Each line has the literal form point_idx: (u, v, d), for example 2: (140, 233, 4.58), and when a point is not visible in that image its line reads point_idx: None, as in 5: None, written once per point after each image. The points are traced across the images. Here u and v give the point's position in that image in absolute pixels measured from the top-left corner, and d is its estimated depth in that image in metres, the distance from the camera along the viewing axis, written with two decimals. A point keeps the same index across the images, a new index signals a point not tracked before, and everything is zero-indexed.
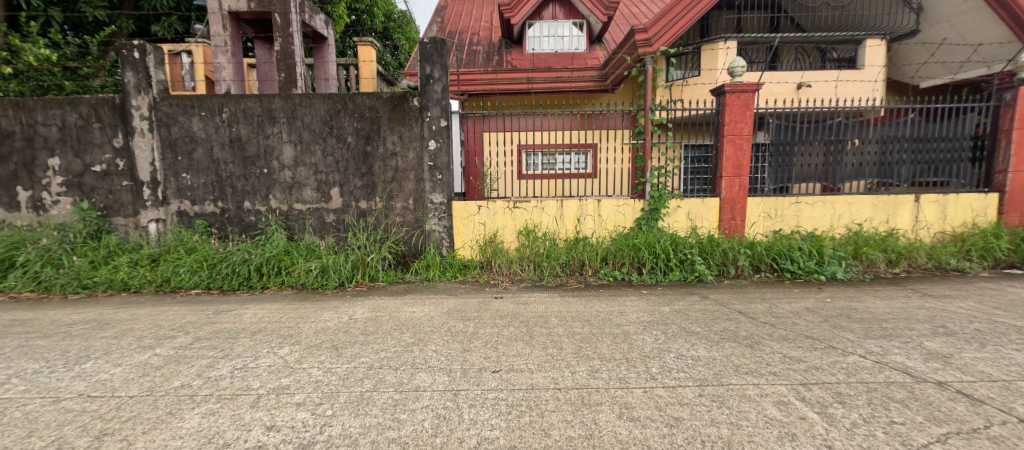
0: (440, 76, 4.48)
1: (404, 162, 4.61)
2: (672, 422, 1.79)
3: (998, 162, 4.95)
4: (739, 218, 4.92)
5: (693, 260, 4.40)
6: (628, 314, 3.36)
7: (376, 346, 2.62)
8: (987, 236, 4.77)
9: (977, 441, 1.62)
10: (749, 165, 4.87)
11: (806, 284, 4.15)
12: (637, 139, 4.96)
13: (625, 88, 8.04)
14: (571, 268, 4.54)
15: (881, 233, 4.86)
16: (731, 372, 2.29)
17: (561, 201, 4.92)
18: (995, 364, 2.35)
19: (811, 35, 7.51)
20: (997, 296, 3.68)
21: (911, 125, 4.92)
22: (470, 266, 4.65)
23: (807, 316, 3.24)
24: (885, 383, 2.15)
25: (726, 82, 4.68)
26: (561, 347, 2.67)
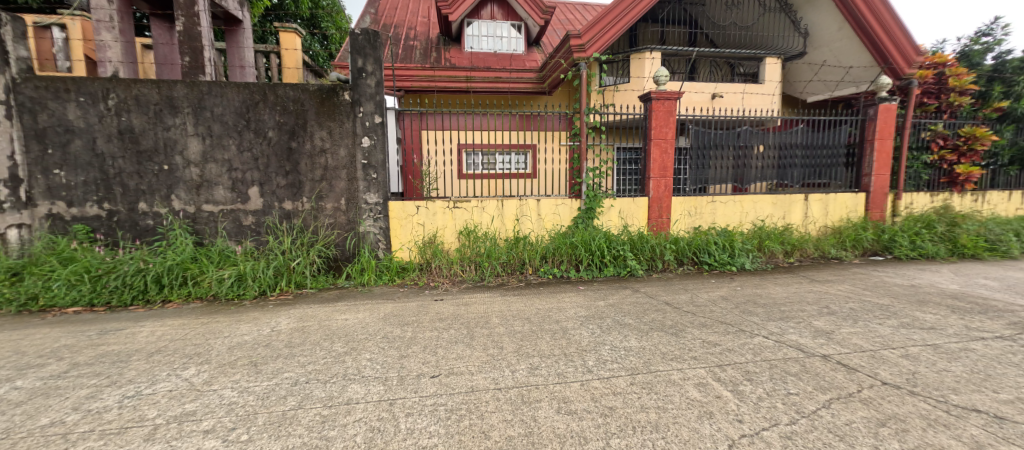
0: (374, 70, 4.28)
1: (335, 159, 4.33)
2: (606, 412, 1.86)
3: (865, 166, 5.82)
4: (665, 215, 5.28)
5: (626, 256, 4.63)
6: (566, 310, 3.44)
7: (303, 358, 2.41)
8: (858, 228, 5.57)
9: (854, 405, 1.90)
10: (673, 167, 5.24)
11: (721, 275, 4.56)
12: (574, 141, 5.14)
13: (563, 91, 8.25)
14: (510, 267, 4.56)
15: (780, 228, 5.48)
16: (659, 360, 2.43)
17: (501, 200, 4.93)
18: (866, 337, 2.75)
19: (723, 51, 8.28)
20: (867, 279, 4.33)
21: (801, 134, 5.63)
22: (408, 268, 4.48)
23: (722, 303, 3.55)
24: (784, 359, 2.42)
25: (652, 90, 4.99)
26: (502, 347, 2.66)
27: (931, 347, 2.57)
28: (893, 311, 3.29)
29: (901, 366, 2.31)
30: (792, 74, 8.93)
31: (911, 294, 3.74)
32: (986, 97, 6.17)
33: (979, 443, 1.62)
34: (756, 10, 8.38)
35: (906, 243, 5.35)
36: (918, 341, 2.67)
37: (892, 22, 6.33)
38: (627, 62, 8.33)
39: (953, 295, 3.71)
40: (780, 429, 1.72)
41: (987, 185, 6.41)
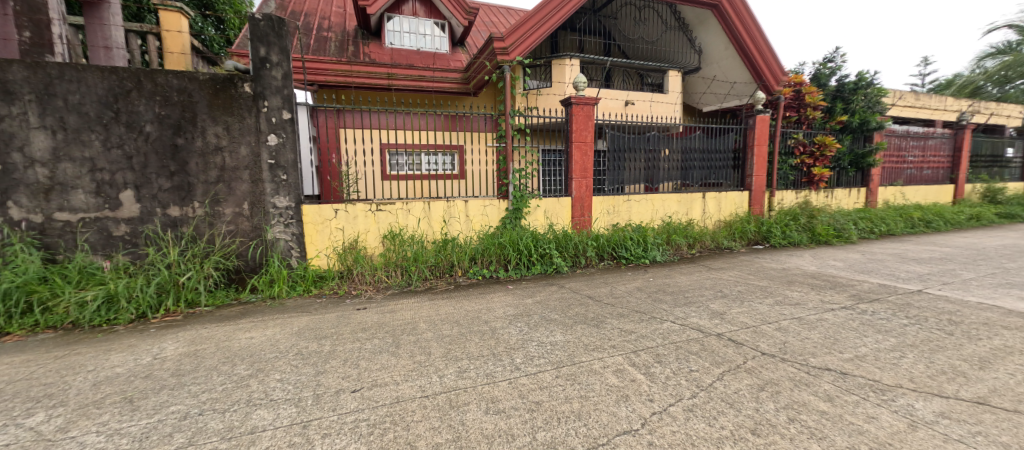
0: (280, 60, 3.91)
1: (233, 158, 3.87)
2: (533, 407, 1.91)
3: (748, 168, 6.70)
4: (587, 214, 5.57)
5: (552, 254, 4.78)
6: (495, 310, 3.46)
7: (196, 387, 2.12)
8: (744, 221, 6.40)
9: (742, 375, 2.22)
10: (592, 168, 5.54)
11: (636, 268, 4.94)
12: (500, 142, 5.18)
13: (488, 93, 8.28)
14: (438, 270, 4.46)
15: (684, 223, 6.06)
16: (581, 351, 2.55)
17: (427, 202, 4.80)
18: (752, 315, 3.16)
19: (633, 62, 8.98)
20: (753, 265, 4.99)
21: (698, 140, 6.33)
22: (326, 277, 4.17)
23: (637, 294, 3.85)
24: (687, 340, 2.69)
25: (572, 95, 5.22)
26: (429, 352, 2.59)
27: (796, 320, 3.05)
28: (770, 291, 3.83)
29: (775, 337, 2.71)
30: (690, 87, 9.80)
31: (784, 276, 4.38)
32: (832, 112, 7.45)
33: (831, 397, 1.99)
34: (659, 27, 8.95)
35: (780, 233, 6.24)
36: (790, 316, 3.14)
37: (765, 46, 7.10)
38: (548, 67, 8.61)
39: (814, 275, 4.42)
40: (684, 404, 1.94)
41: (834, 183, 7.80)
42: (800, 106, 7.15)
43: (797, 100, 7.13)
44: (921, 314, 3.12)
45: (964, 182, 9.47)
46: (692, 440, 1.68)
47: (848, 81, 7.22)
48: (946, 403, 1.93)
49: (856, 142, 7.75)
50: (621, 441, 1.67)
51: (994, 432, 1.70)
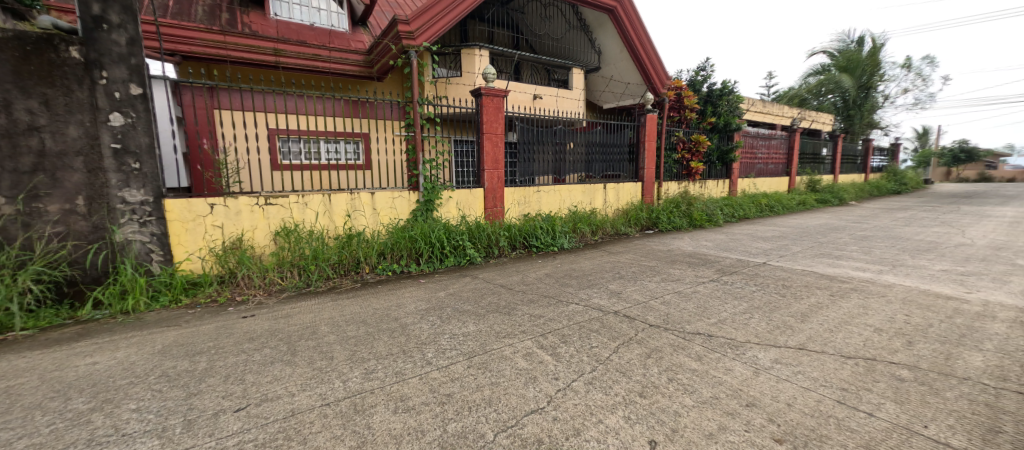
0: (122, 22, 3.27)
1: (60, 141, 3.12)
2: (444, 399, 1.90)
3: (641, 161, 7.39)
4: (499, 205, 5.65)
5: (465, 245, 4.76)
6: (406, 305, 3.34)
7: (14, 434, 1.69)
8: (639, 209, 7.07)
9: (633, 346, 2.47)
10: (503, 160, 5.62)
11: (546, 255, 5.16)
12: (409, 131, 4.95)
13: (393, 79, 7.86)
14: (342, 268, 4.14)
15: (588, 211, 6.49)
16: (493, 339, 2.59)
17: (328, 195, 4.44)
18: (644, 292, 3.53)
19: (541, 57, 9.24)
20: (644, 248, 5.55)
21: (598, 134, 6.82)
22: (202, 283, 3.61)
23: (546, 279, 4.03)
24: (589, 320, 2.90)
25: (482, 86, 5.20)
26: (332, 357, 2.40)
27: (677, 293, 3.48)
28: (657, 270, 4.31)
29: (660, 310, 3.07)
30: (592, 85, 10.44)
31: (668, 256, 4.97)
32: (705, 113, 8.56)
33: (702, 357, 2.31)
34: (563, 25, 9.36)
35: (666, 219, 7.03)
36: (673, 290, 3.57)
37: (653, 52, 7.88)
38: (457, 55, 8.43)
39: (693, 254, 5.09)
40: (585, 378, 2.09)
41: (707, 175, 9.01)
42: (681, 108, 8.06)
43: (678, 102, 8.03)
44: (766, 281, 3.80)
45: (796, 175, 11.70)
46: (592, 410, 1.82)
47: (717, 88, 8.34)
48: (780, 351, 2.37)
49: (722, 140, 9.04)
50: (528, 420, 1.75)
51: (813, 370, 2.15)
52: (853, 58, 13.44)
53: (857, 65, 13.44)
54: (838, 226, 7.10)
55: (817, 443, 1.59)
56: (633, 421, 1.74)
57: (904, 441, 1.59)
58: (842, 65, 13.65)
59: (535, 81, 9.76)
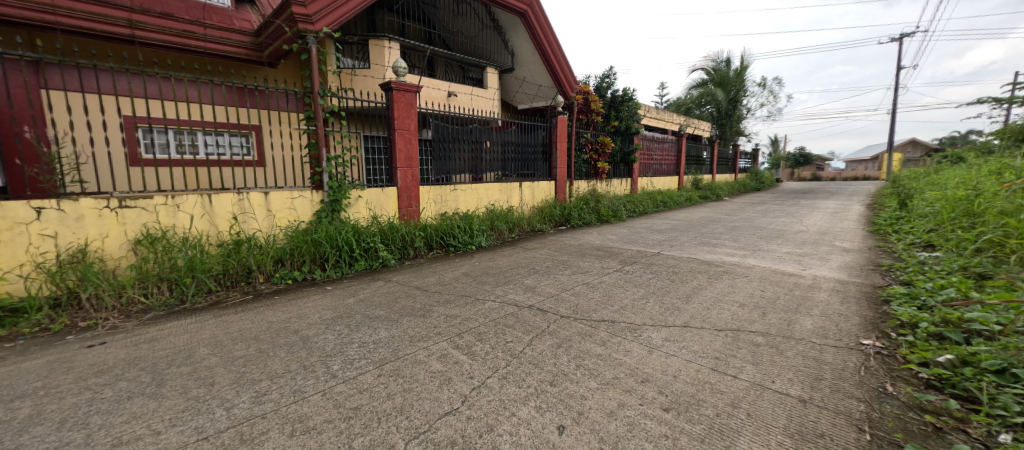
0: None
1: None
2: (349, 414, 1.78)
3: (554, 161, 7.73)
4: (414, 204, 5.45)
5: (377, 248, 4.46)
6: (308, 316, 3.05)
7: None
8: (553, 207, 7.33)
9: (545, 338, 2.57)
10: (417, 157, 5.43)
11: (463, 254, 5.08)
12: (309, 125, 4.53)
13: (289, 66, 7.10)
14: (228, 279, 3.64)
15: (505, 209, 6.57)
16: (406, 344, 2.49)
17: (207, 195, 3.90)
18: (556, 286, 3.69)
19: (454, 54, 9.08)
20: (557, 243, 5.80)
21: (514, 134, 6.95)
22: (27, 309, 2.91)
23: (463, 279, 3.99)
24: (505, 316, 2.95)
25: (392, 79, 4.96)
26: (214, 382, 2.10)
27: (585, 285, 3.70)
28: (568, 264, 4.54)
29: (571, 302, 3.24)
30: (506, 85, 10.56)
31: (578, 250, 5.26)
32: (609, 117, 9.25)
33: (605, 342, 2.49)
34: (476, 25, 9.29)
35: (577, 215, 7.39)
36: (583, 282, 3.79)
37: (563, 58, 8.20)
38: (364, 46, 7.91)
39: (600, 247, 5.46)
40: (498, 374, 2.12)
41: (612, 174, 9.74)
42: (588, 112, 8.60)
43: (586, 106, 8.57)
44: (660, 269, 4.23)
45: (683, 174, 13.24)
46: (504, 404, 1.85)
47: (619, 95, 9.10)
48: (670, 330, 2.66)
49: (624, 142, 9.86)
50: (441, 423, 1.72)
51: (694, 344, 2.45)
52: (725, 77, 15.51)
53: (729, 82, 15.60)
54: (716, 218, 8.18)
55: (696, 407, 1.82)
56: (543, 409, 1.81)
57: (759, 397, 1.89)
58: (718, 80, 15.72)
59: (448, 78, 9.59)
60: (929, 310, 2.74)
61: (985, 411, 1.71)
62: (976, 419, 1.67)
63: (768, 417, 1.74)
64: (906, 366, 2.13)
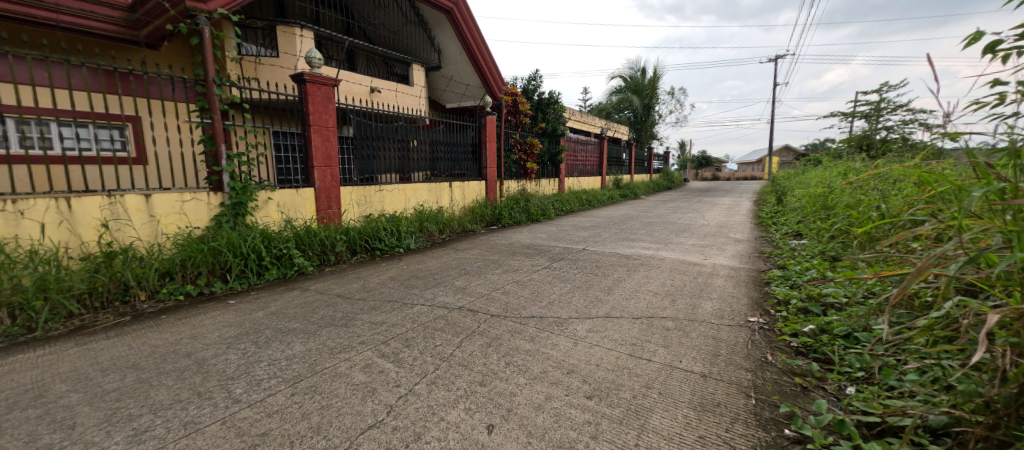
0: None
1: None
2: (256, 441, 1.60)
3: (484, 161, 7.71)
4: (335, 206, 5.05)
5: (292, 254, 4.06)
6: (206, 335, 2.67)
7: None
8: (485, 207, 7.27)
9: (475, 338, 2.55)
10: (337, 156, 5.06)
11: (391, 258, 4.81)
12: (205, 117, 3.98)
13: (176, 50, 6.16)
14: (96, 299, 3.06)
15: (435, 210, 6.39)
16: (324, 357, 2.30)
17: (66, 200, 3.26)
18: (487, 285, 3.67)
19: (376, 48, 8.57)
20: (487, 242, 5.78)
21: (442, 133, 6.79)
22: None
23: (390, 283, 3.79)
24: (434, 319, 2.86)
25: (305, 71, 4.56)
26: (77, 424, 1.74)
27: (515, 283, 3.73)
28: (499, 263, 4.55)
29: (500, 300, 3.24)
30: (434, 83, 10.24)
31: (508, 249, 5.30)
32: (536, 119, 9.48)
33: (534, 338, 2.54)
34: (399, 18, 8.85)
35: (508, 215, 7.43)
36: (513, 280, 3.82)
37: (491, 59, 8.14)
38: (270, 32, 7.12)
39: (529, 245, 5.56)
40: (426, 379, 2.05)
41: (540, 174, 9.99)
42: (517, 113, 8.71)
43: (514, 107, 8.68)
44: (585, 264, 4.43)
45: (604, 174, 14.04)
46: (433, 410, 1.79)
47: (545, 97, 9.35)
48: (594, 322, 2.79)
49: (551, 144, 10.21)
50: (364, 438, 1.61)
51: (614, 333, 2.60)
52: (640, 84, 16.98)
53: (643, 89, 17.12)
54: (635, 215, 8.77)
55: (617, 392, 1.93)
56: (473, 411, 1.78)
57: (669, 376, 2.07)
58: (635, 86, 17.16)
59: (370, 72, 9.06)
60: (799, 289, 3.22)
61: (837, 370, 2.05)
62: (831, 377, 2.00)
63: (676, 393, 1.91)
64: (782, 337, 2.48)
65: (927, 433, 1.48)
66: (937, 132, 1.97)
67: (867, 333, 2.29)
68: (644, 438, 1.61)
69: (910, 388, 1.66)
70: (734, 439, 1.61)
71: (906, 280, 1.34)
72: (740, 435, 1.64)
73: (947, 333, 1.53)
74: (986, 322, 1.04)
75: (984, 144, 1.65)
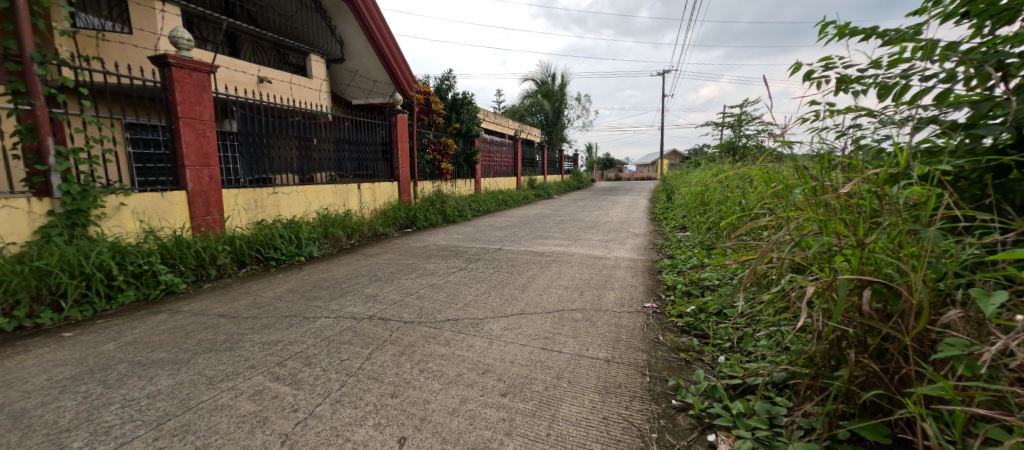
0: None
1: None
2: None
3: (396, 161, 7.37)
4: (216, 211, 4.36)
5: (156, 270, 3.42)
6: (27, 380, 2.11)
7: None
8: (397, 209, 6.94)
9: (386, 348, 2.42)
10: (216, 154, 4.38)
11: (289, 268, 4.31)
12: (21, 103, 3.15)
13: None
14: None
15: (341, 214, 5.91)
16: (202, 389, 1.98)
17: None
18: (400, 291, 3.51)
19: (264, 33, 7.58)
20: (400, 246, 5.51)
21: (348, 131, 6.30)
22: None
23: (287, 297, 3.40)
24: (340, 332, 2.65)
25: (169, 53, 3.88)
26: None
27: (430, 287, 3.64)
28: (413, 267, 4.38)
29: (415, 306, 3.13)
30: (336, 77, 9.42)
31: (423, 252, 5.13)
32: (451, 119, 9.39)
33: (449, 341, 2.50)
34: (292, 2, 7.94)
35: (423, 217, 7.18)
36: (428, 284, 3.71)
37: (400, 55, 7.78)
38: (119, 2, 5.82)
39: (444, 247, 5.46)
40: (330, 399, 1.88)
41: (456, 175, 9.85)
42: (430, 112, 8.51)
43: (428, 106, 8.43)
44: (499, 263, 4.50)
45: (519, 175, 14.42)
46: (338, 431, 1.66)
47: (459, 97, 9.32)
48: (510, 320, 2.84)
49: (466, 144, 10.18)
50: None
51: (528, 329, 2.68)
52: (549, 90, 18.01)
53: (553, 95, 18.18)
54: (547, 214, 9.12)
55: (529, 385, 2.00)
56: (383, 426, 1.69)
57: (577, 365, 2.20)
58: (545, 91, 18.07)
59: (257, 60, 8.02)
60: (683, 276, 3.68)
61: (712, 342, 2.39)
62: (707, 349, 2.32)
63: (583, 380, 2.04)
64: (670, 319, 2.81)
65: (774, 388, 1.80)
66: (777, 140, 2.38)
67: (733, 309, 2.70)
68: (555, 426, 1.68)
69: (762, 352, 1.99)
70: (632, 415, 1.77)
71: (755, 262, 1.58)
72: (638, 410, 1.80)
73: (781, 304, 1.79)
74: (809, 292, 1.28)
75: (808, 151, 2.03)
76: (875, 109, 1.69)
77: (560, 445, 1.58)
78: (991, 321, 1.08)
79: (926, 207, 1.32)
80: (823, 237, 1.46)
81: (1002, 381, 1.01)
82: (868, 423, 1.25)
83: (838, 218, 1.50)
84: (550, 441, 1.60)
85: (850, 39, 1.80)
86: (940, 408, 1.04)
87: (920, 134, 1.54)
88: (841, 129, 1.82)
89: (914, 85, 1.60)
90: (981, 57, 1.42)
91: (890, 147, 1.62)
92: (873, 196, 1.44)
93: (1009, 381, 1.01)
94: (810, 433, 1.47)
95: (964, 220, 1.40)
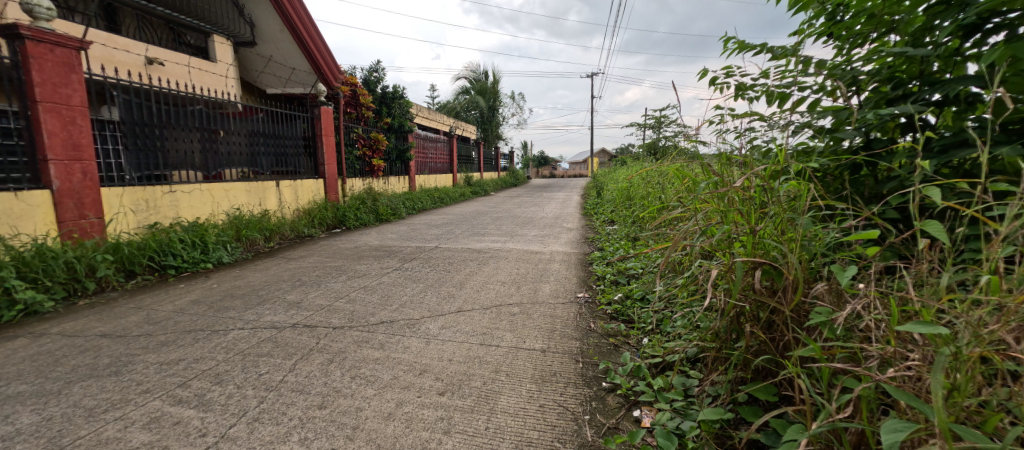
0: None
1: None
2: None
3: (320, 157, 6.91)
4: (93, 214, 3.75)
5: (11, 286, 2.86)
6: None
7: None
8: (322, 208, 6.51)
9: (313, 357, 2.28)
10: (92, 146, 3.76)
11: (192, 276, 3.85)
12: None
13: None
14: None
15: (256, 215, 5.40)
16: (80, 422, 1.71)
17: None
18: (327, 296, 3.31)
19: (152, 7, 6.57)
20: (327, 248, 5.18)
21: (263, 123, 5.74)
22: None
23: (191, 309, 3.04)
24: (258, 344, 2.44)
25: (21, 22, 3.25)
26: None
27: (361, 289, 3.48)
28: (342, 269, 4.15)
29: (345, 310, 2.98)
30: (246, 62, 8.47)
31: (354, 253, 4.88)
32: (381, 113, 9.05)
33: (383, 344, 2.42)
34: None
35: (353, 216, 6.80)
36: (359, 287, 3.55)
37: (321, 43, 7.20)
38: None
39: (377, 247, 5.24)
40: (246, 418, 1.73)
41: (388, 172, 9.47)
42: (358, 105, 8.13)
43: (354, 98, 8.02)
44: (434, 262, 4.43)
45: (455, 172, 14.24)
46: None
47: (389, 91, 9.01)
48: (445, 318, 2.82)
49: (398, 140, 9.83)
50: None
51: (465, 326, 2.68)
52: (484, 87, 18.14)
53: (487, 92, 18.34)
54: (483, 211, 9.12)
55: (465, 382, 2.01)
56: (310, 440, 1.59)
57: (514, 357, 2.26)
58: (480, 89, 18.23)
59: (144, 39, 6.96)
60: (612, 266, 3.93)
61: (636, 326, 2.59)
62: (633, 333, 2.51)
63: (520, 372, 2.10)
64: (600, 307, 2.99)
65: (687, 363, 2.01)
66: (690, 140, 2.62)
67: (654, 295, 2.94)
68: (493, 420, 1.72)
69: (678, 332, 2.20)
70: (566, 400, 1.87)
71: (668, 250, 1.72)
72: (571, 395, 1.90)
73: (692, 287, 1.99)
74: (713, 274, 1.45)
75: (714, 150, 2.27)
76: (765, 115, 1.93)
77: (498, 437, 1.62)
78: (846, 290, 1.31)
79: (801, 198, 1.56)
80: (725, 225, 1.65)
81: (854, 339, 1.24)
82: (760, 385, 1.45)
83: (736, 209, 1.71)
84: (488, 434, 1.63)
85: (747, 51, 2.05)
86: (811, 366, 1.23)
87: (798, 136, 1.81)
88: (740, 131, 2.07)
89: (793, 95, 1.87)
90: (840, 72, 1.70)
91: (776, 148, 1.88)
92: (762, 189, 1.66)
93: (860, 339, 1.23)
94: (716, 400, 1.67)
95: (828, 210, 1.67)
